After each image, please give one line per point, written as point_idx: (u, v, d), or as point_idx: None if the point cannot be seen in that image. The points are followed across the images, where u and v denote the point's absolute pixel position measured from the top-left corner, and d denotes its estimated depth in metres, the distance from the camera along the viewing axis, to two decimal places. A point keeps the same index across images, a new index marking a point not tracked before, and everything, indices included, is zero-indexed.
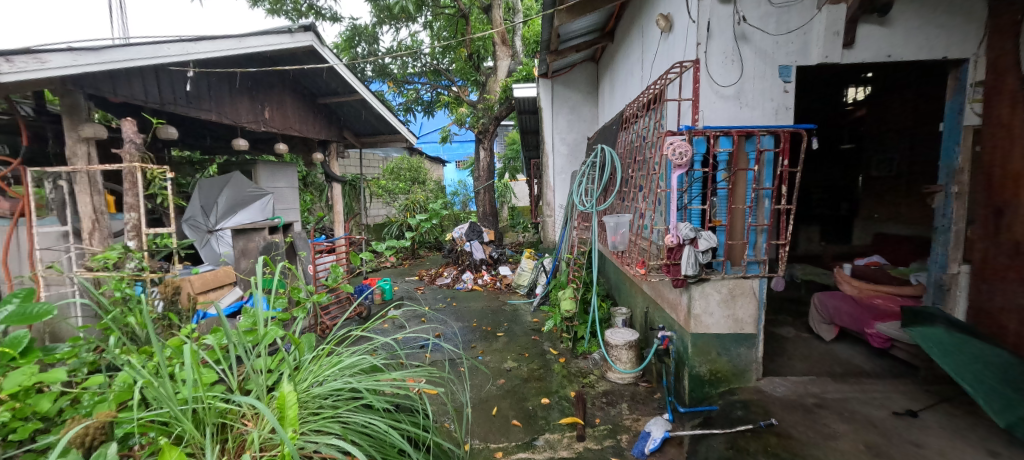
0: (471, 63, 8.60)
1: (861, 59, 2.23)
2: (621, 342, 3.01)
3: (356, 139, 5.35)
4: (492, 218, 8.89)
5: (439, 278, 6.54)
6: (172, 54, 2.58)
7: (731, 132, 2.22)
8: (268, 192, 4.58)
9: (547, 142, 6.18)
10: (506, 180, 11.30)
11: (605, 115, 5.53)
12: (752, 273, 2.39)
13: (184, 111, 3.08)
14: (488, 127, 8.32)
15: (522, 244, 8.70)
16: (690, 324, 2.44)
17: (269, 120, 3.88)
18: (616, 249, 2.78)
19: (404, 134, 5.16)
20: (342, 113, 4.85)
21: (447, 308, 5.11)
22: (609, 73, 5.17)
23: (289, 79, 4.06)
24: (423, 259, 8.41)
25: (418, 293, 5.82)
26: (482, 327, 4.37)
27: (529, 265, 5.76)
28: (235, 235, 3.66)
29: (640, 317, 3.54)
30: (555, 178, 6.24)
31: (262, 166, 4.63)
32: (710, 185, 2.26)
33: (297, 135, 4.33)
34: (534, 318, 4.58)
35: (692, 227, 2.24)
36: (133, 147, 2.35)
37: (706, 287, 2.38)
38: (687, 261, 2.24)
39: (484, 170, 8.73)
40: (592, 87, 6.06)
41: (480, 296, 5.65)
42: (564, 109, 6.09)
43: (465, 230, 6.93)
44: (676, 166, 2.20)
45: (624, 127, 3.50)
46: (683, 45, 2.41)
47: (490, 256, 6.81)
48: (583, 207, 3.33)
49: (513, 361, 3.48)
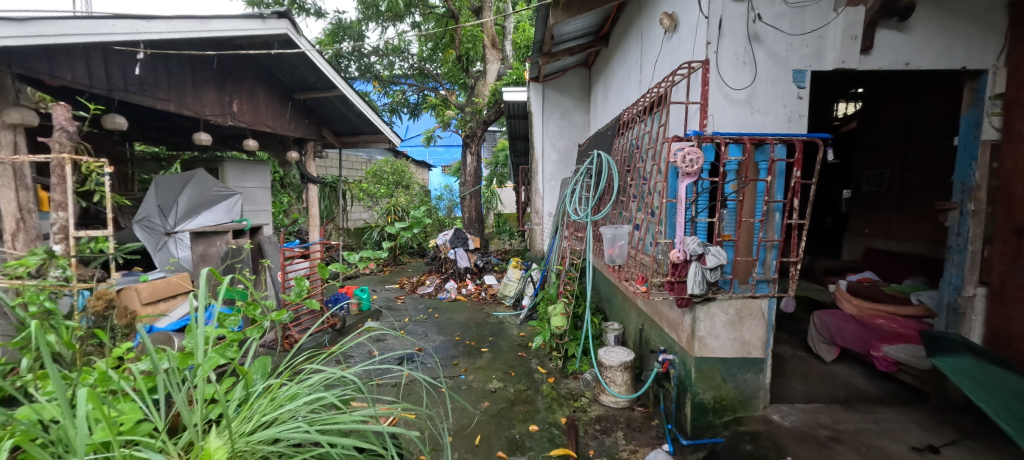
0: (460, 65, 8.38)
1: (878, 67, 2.09)
2: (615, 363, 2.81)
3: (335, 138, 5.03)
4: (478, 225, 8.64)
5: (421, 287, 6.24)
6: (119, 32, 2.27)
7: (742, 139, 2.04)
8: (236, 193, 4.23)
9: (537, 147, 5.97)
10: (493, 186, 11.09)
11: (597, 122, 5.37)
12: (761, 292, 2.20)
13: (136, 99, 2.76)
14: (476, 132, 8.10)
15: (508, 253, 8.47)
16: (694, 347, 2.23)
17: (237, 114, 3.56)
18: (613, 263, 2.57)
19: (386, 134, 4.87)
20: (320, 111, 4.54)
21: (429, 320, 4.81)
22: (603, 79, 5.02)
23: (262, 71, 3.75)
24: (405, 267, 8.09)
25: (398, 303, 5.51)
26: (465, 342, 4.09)
27: (516, 275, 5.52)
28: (193, 238, 3.31)
29: (633, 334, 3.34)
30: (544, 185, 6.04)
31: (230, 164, 4.28)
32: (720, 197, 2.07)
33: (269, 131, 4.00)
34: (521, 332, 4.33)
35: (701, 242, 2.04)
36: (64, 136, 2.02)
37: (712, 307, 2.19)
38: (694, 278, 2.04)
39: (471, 176, 8.47)
40: (584, 93, 5.90)
41: (464, 307, 5.38)
42: (555, 114, 5.92)
43: (449, 237, 6.66)
44: (685, 174, 2.00)
45: (621, 132, 3.31)
46: (690, 45, 2.24)
47: (475, 264, 6.54)
48: (577, 216, 3.12)
49: (498, 381, 3.22)
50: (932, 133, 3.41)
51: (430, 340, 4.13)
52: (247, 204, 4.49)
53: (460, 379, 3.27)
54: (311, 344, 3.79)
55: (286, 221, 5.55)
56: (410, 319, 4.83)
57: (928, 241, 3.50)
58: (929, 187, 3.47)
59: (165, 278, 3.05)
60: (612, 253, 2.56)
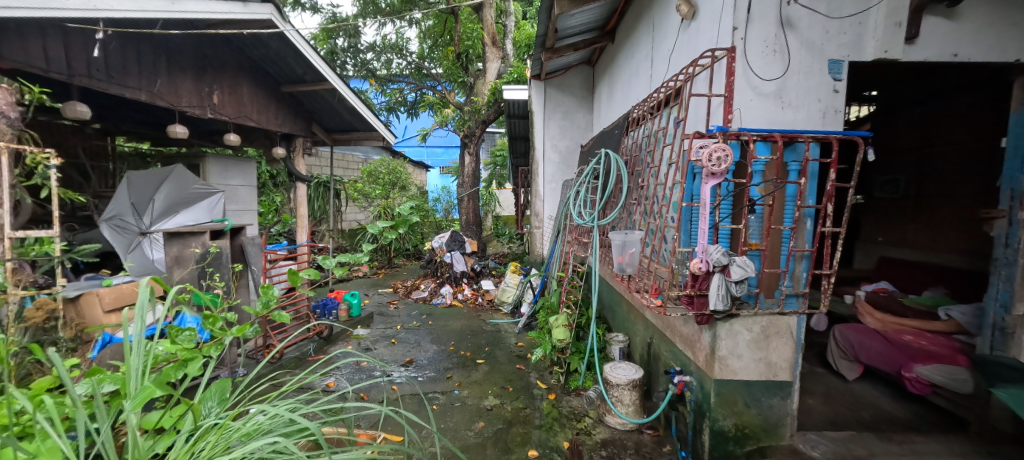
0: (459, 64, 8.17)
1: (922, 58, 1.88)
2: (623, 381, 2.58)
3: (327, 135, 4.77)
4: (475, 227, 8.40)
5: (415, 292, 6.00)
6: (73, 8, 2.01)
7: (773, 135, 1.81)
8: (218, 191, 3.99)
9: (538, 148, 5.75)
10: (491, 188, 10.88)
11: (600, 122, 5.15)
12: (790, 308, 1.97)
13: (102, 86, 2.51)
14: (474, 132, 7.87)
15: (506, 257, 8.24)
16: (714, 368, 2.00)
17: (219, 107, 3.31)
18: (623, 272, 2.34)
19: (380, 132, 4.62)
20: (310, 106, 4.29)
21: (422, 327, 4.55)
22: (607, 77, 4.80)
23: (247, 60, 3.52)
24: (399, 270, 7.84)
25: (390, 309, 5.26)
26: (460, 353, 3.84)
27: (514, 281, 5.28)
28: (166, 239, 3.06)
29: (640, 347, 3.12)
30: (545, 187, 5.81)
31: (212, 160, 4.03)
32: (747, 201, 1.83)
33: (254, 126, 3.75)
34: (519, 342, 4.08)
35: (726, 252, 1.80)
36: (4, 122, 1.78)
37: (735, 324, 1.96)
38: (716, 293, 1.81)
39: (468, 177, 8.21)
40: (587, 92, 5.69)
41: (460, 314, 5.13)
42: (556, 114, 5.70)
43: (445, 240, 6.39)
44: (709, 175, 1.76)
45: (630, 131, 3.09)
46: (713, 32, 2.02)
47: (471, 268, 6.28)
48: (582, 220, 2.89)
49: (495, 398, 2.96)
50: (960, 137, 3.20)
51: (423, 350, 3.88)
52: (231, 203, 4.24)
53: (453, 395, 3.02)
54: (294, 354, 3.54)
55: (274, 221, 5.29)
56: (402, 326, 4.57)
57: (953, 251, 3.29)
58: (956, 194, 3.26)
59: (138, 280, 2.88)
60: (621, 261, 2.33)
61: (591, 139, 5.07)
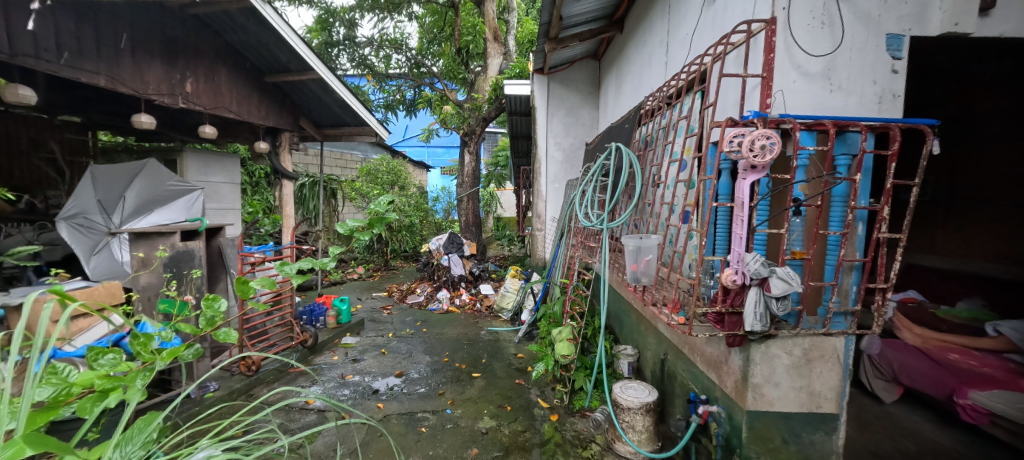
0: (459, 59, 7.91)
1: (995, 34, 1.59)
2: (636, 404, 2.28)
3: (316, 131, 4.48)
4: (475, 229, 8.12)
5: (411, 296, 5.71)
6: None
7: (821, 123, 1.51)
8: (197, 188, 3.71)
9: (540, 146, 5.46)
10: (492, 189, 10.60)
11: (607, 118, 4.87)
12: (837, 329, 1.67)
13: (52, 69, 2.24)
14: (475, 130, 7.57)
15: (507, 260, 7.94)
16: (746, 397, 1.70)
17: (192, 96, 3.03)
18: (637, 282, 2.04)
19: (373, 127, 4.34)
20: (297, 98, 4.00)
21: (415, 335, 4.26)
22: (615, 70, 4.51)
23: (226, 47, 3.25)
24: (396, 273, 7.57)
25: (383, 315, 4.97)
26: (455, 365, 3.54)
27: (515, 286, 5.01)
28: (132, 239, 2.79)
29: (652, 362, 2.82)
30: (548, 187, 5.51)
31: (191, 155, 3.75)
32: (789, 202, 1.54)
33: (235, 118, 3.47)
34: (519, 354, 3.77)
35: (766, 262, 1.49)
36: None
37: (772, 346, 1.66)
38: (753, 311, 1.51)
39: (468, 176, 7.93)
40: (594, 87, 5.39)
41: (456, 320, 4.84)
42: (560, 110, 5.41)
43: (442, 242, 6.09)
44: (748, 168, 1.45)
45: (643, 124, 2.79)
46: (746, 3, 1.73)
47: (471, 272, 5.99)
48: (589, 222, 2.60)
49: (490, 419, 2.66)
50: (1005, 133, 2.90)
51: (415, 362, 3.58)
52: (211, 202, 3.96)
53: (445, 415, 2.72)
54: (273, 365, 3.25)
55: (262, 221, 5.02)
56: (394, 334, 4.27)
57: (995, 259, 2.99)
58: (1000, 196, 2.95)
59: (99, 285, 2.56)
60: (635, 270, 2.02)
61: (598, 137, 4.78)
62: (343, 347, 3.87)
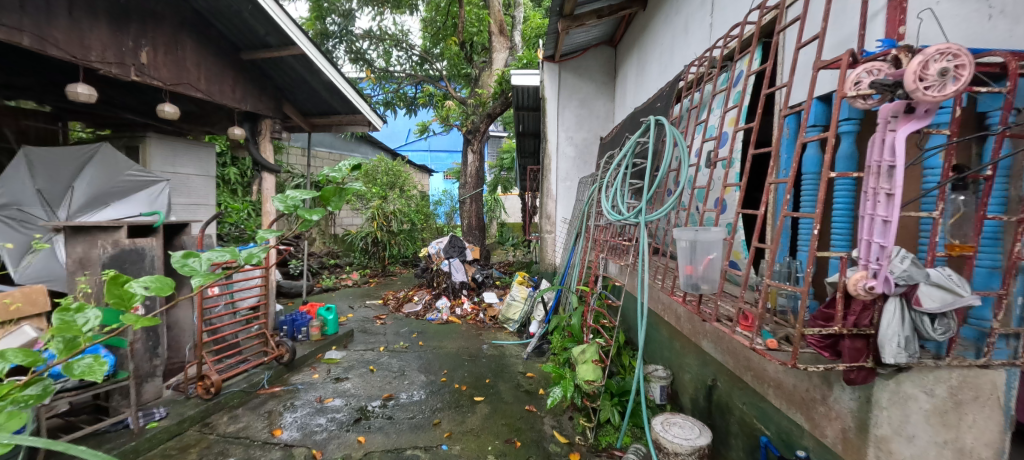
0: (463, 54, 7.53)
1: None
2: (686, 448, 1.76)
3: (302, 120, 4.03)
4: (478, 232, 7.65)
5: (408, 305, 5.21)
6: None
7: (996, 55, 1.00)
8: (161, 178, 3.26)
9: (550, 140, 4.98)
10: (496, 193, 10.18)
11: (625, 108, 4.40)
12: (999, 361, 1.15)
13: None
14: (479, 127, 7.10)
15: (512, 266, 7.46)
16: (862, 454, 1.20)
17: (149, 68, 2.58)
18: (694, 290, 1.53)
19: (365, 115, 3.88)
20: (280, 81, 3.54)
21: (410, 350, 3.74)
22: (636, 53, 4.04)
23: (193, 16, 2.82)
24: (393, 279, 7.11)
25: (376, 325, 4.48)
26: (454, 386, 3.03)
27: (522, 294, 4.51)
28: (68, 235, 2.32)
29: (695, 388, 2.30)
30: (558, 185, 5.02)
31: (155, 141, 3.29)
32: (947, 174, 1.02)
33: (204, 98, 3.01)
34: (528, 373, 3.26)
35: (917, 260, 0.97)
36: None
37: (907, 385, 1.16)
38: (895, 335, 1.01)
39: (472, 177, 7.48)
40: (609, 76, 4.93)
41: (457, 332, 4.34)
42: (572, 101, 4.94)
43: (443, 246, 5.62)
44: (903, 113, 0.93)
45: (682, 99, 2.31)
46: None
47: (473, 279, 5.48)
48: (621, 214, 2.09)
49: (497, 459, 2.13)
50: None
51: (407, 381, 3.08)
52: (180, 196, 3.51)
53: (440, 453, 2.20)
54: (239, 386, 2.76)
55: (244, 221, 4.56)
56: (385, 348, 3.76)
57: None
58: None
59: (14, 289, 2.06)
60: (690, 273, 1.52)
61: (615, 128, 4.30)
62: (326, 363, 3.36)
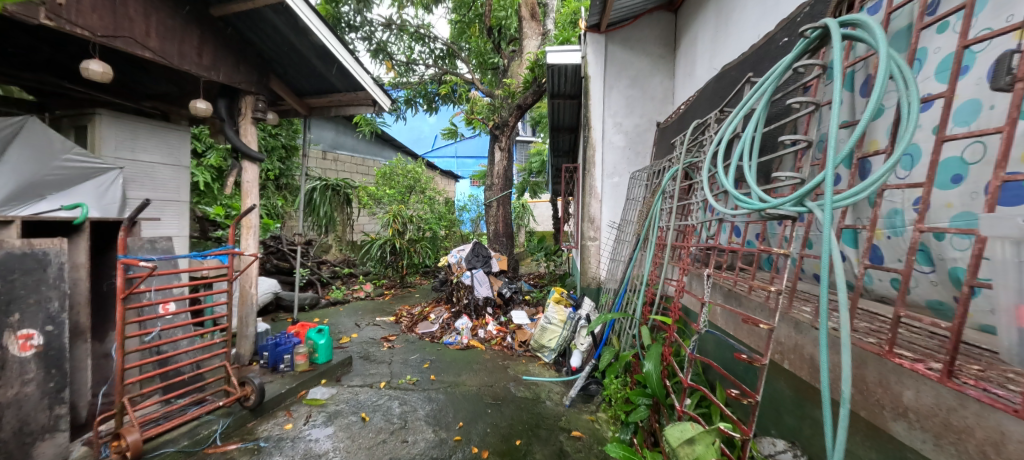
0: (490, 42, 6.83)
1: None
2: None
3: (296, 100, 3.39)
4: (506, 240, 6.83)
5: (423, 324, 4.42)
6: None
7: None
8: (115, 168, 2.67)
9: (594, 127, 4.10)
10: (525, 198, 9.41)
11: (693, 82, 3.46)
12: None
13: None
14: (508, 121, 6.29)
15: (544, 278, 6.60)
16: None
17: (68, 11, 1.90)
18: None
19: (367, 90, 3.15)
20: (265, 48, 2.87)
21: (418, 388, 2.91)
22: (711, 6, 3.11)
23: None
24: (411, 291, 6.39)
25: (381, 350, 3.69)
26: (471, 451, 2.16)
27: (559, 315, 3.56)
28: None
29: None
30: (604, 182, 4.12)
31: (106, 118, 2.68)
32: None
33: (156, 60, 2.31)
34: (574, 432, 2.35)
35: None
36: None
37: None
38: None
39: (499, 178, 6.68)
40: (667, 48, 4.00)
41: (479, 362, 3.49)
42: (622, 80, 4.05)
43: (465, 255, 4.80)
44: None
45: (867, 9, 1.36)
46: None
47: (500, 294, 4.63)
48: (763, 196, 1.18)
49: None
50: None
51: (408, 441, 2.23)
52: (141, 188, 2.87)
53: None
54: (175, 444, 2.01)
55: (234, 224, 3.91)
56: (387, 383, 2.95)
57: None
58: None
59: None
60: None
61: (682, 108, 3.36)
62: (307, 406, 2.56)
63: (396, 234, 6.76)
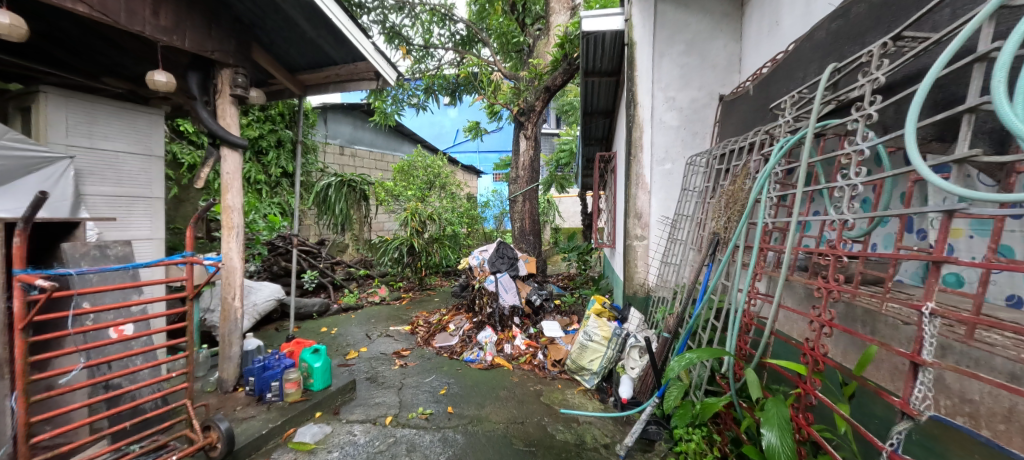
0: (515, 20, 6.18)
1: None
2: None
3: (288, 77, 2.93)
4: (532, 238, 6.20)
5: (441, 335, 3.87)
6: None
7: None
8: (65, 157, 2.21)
9: (641, 103, 3.41)
10: (551, 193, 8.72)
11: (773, 39, 2.72)
12: None
13: None
14: (534, 105, 5.66)
15: (576, 281, 5.93)
16: None
17: None
18: None
19: (368, 60, 2.60)
20: (242, 9, 2.34)
21: (432, 425, 2.35)
22: None
23: None
24: (431, 295, 5.86)
25: (391, 368, 3.17)
26: None
27: (603, 332, 2.91)
28: None
29: None
30: (653, 169, 3.41)
31: (55, 97, 2.29)
32: None
33: (96, 19, 1.81)
34: None
35: None
36: None
37: None
38: None
39: (525, 169, 6.04)
40: (730, 3, 3.27)
41: (505, 387, 2.90)
42: (676, 46, 3.34)
43: (488, 256, 4.21)
44: None
45: None
46: None
47: (528, 302, 4.02)
48: None
49: None
50: None
51: None
52: (104, 182, 2.45)
53: None
54: None
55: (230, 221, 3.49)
56: (394, 419, 2.39)
57: None
58: None
59: None
60: None
61: (760, 71, 2.64)
62: (292, 452, 2.05)
63: (414, 233, 6.25)
